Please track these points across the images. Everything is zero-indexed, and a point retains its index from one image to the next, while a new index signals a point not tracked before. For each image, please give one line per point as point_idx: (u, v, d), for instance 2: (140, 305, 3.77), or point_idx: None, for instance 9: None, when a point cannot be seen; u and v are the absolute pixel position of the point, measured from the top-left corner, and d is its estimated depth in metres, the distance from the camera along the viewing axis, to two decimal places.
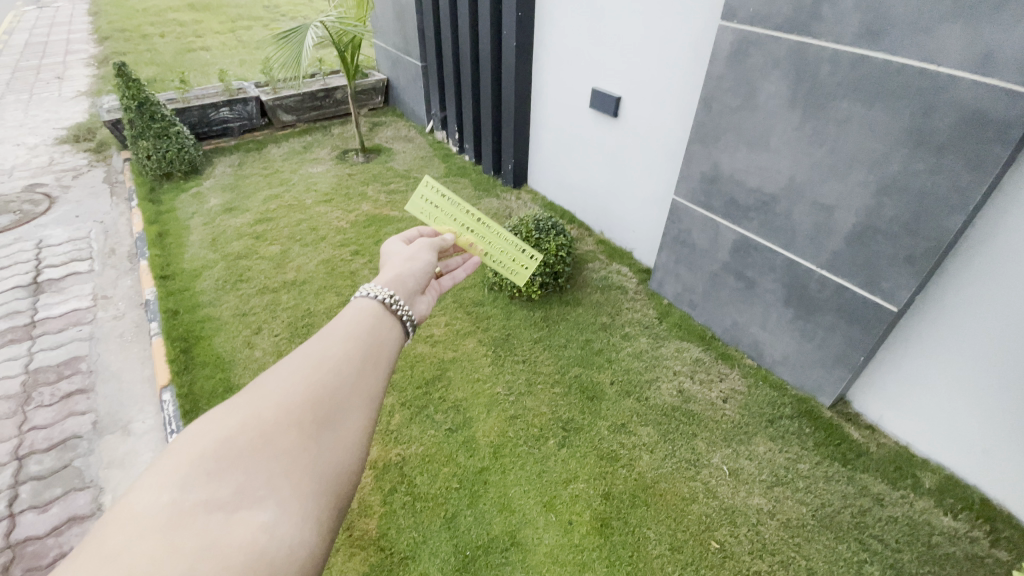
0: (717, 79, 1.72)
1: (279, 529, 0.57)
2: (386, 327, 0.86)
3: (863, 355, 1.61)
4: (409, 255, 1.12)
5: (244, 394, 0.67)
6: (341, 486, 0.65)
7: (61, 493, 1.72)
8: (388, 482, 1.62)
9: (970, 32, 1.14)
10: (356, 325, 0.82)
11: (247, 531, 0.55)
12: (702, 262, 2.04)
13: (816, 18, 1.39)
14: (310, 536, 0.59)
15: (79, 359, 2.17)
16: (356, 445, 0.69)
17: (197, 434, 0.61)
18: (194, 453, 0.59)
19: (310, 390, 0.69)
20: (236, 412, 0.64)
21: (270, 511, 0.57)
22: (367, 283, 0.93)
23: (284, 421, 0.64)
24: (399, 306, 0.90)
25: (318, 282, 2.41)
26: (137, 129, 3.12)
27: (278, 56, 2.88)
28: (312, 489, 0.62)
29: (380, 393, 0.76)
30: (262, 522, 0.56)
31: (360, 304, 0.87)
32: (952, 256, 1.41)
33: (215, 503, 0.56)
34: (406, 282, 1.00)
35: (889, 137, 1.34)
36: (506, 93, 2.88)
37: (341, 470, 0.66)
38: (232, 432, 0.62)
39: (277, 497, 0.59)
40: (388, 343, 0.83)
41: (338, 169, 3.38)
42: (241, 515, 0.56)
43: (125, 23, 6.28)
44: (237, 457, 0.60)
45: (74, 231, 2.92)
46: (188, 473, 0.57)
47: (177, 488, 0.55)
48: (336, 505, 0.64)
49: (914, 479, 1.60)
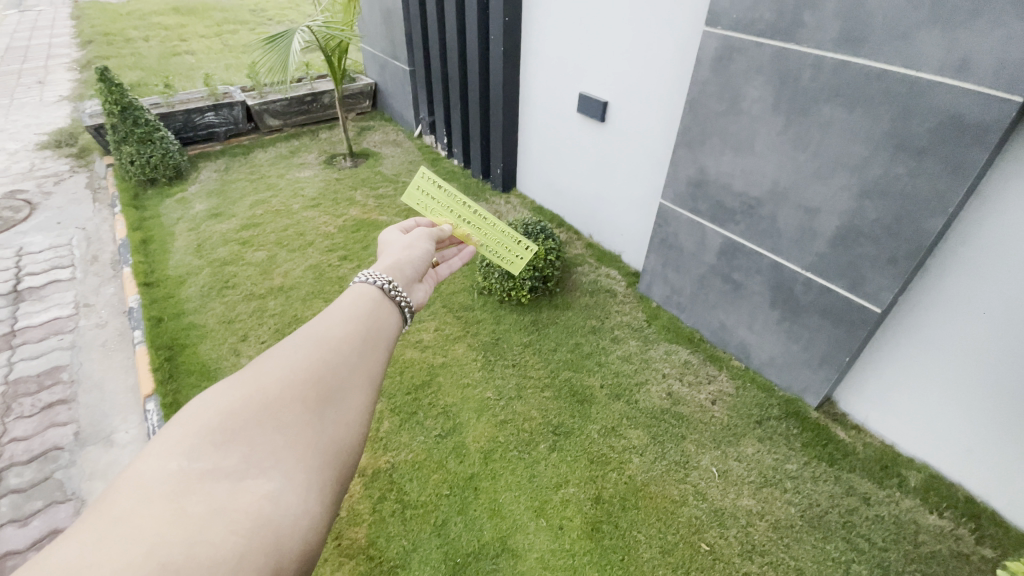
0: (702, 84, 1.73)
1: (285, 499, 0.58)
2: (386, 311, 0.86)
3: (848, 356, 1.63)
4: (406, 244, 1.13)
5: (248, 369, 0.67)
6: (344, 461, 0.66)
7: (42, 506, 1.68)
8: (377, 490, 1.61)
9: (947, 38, 1.16)
10: (357, 306, 0.83)
11: (254, 499, 0.56)
12: (689, 265, 2.05)
13: (798, 24, 1.41)
14: (315, 507, 0.60)
15: (60, 369, 2.13)
16: (358, 422, 0.70)
17: (202, 406, 0.62)
18: (200, 424, 0.60)
19: (313, 367, 0.70)
20: (240, 385, 0.65)
21: (275, 482, 0.58)
22: (365, 269, 0.93)
23: (288, 396, 0.65)
24: (398, 292, 0.90)
25: (306, 288, 2.39)
26: (120, 134, 3.08)
27: (264, 61, 2.87)
28: (316, 462, 0.63)
29: (381, 373, 0.77)
30: (268, 492, 0.57)
31: (359, 291, 0.86)
32: (933, 257, 1.43)
33: (222, 472, 0.57)
34: (403, 270, 1.01)
35: (870, 141, 1.36)
36: (494, 97, 2.88)
37: (343, 445, 0.67)
38: (237, 404, 0.62)
39: (282, 468, 0.60)
40: (388, 325, 0.84)
41: (326, 174, 3.36)
42: (248, 484, 0.57)
43: (109, 27, 6.20)
44: (242, 428, 0.61)
45: (56, 238, 2.87)
46: (194, 443, 0.58)
47: (183, 457, 0.56)
48: (339, 480, 0.65)
49: (899, 478, 1.62)
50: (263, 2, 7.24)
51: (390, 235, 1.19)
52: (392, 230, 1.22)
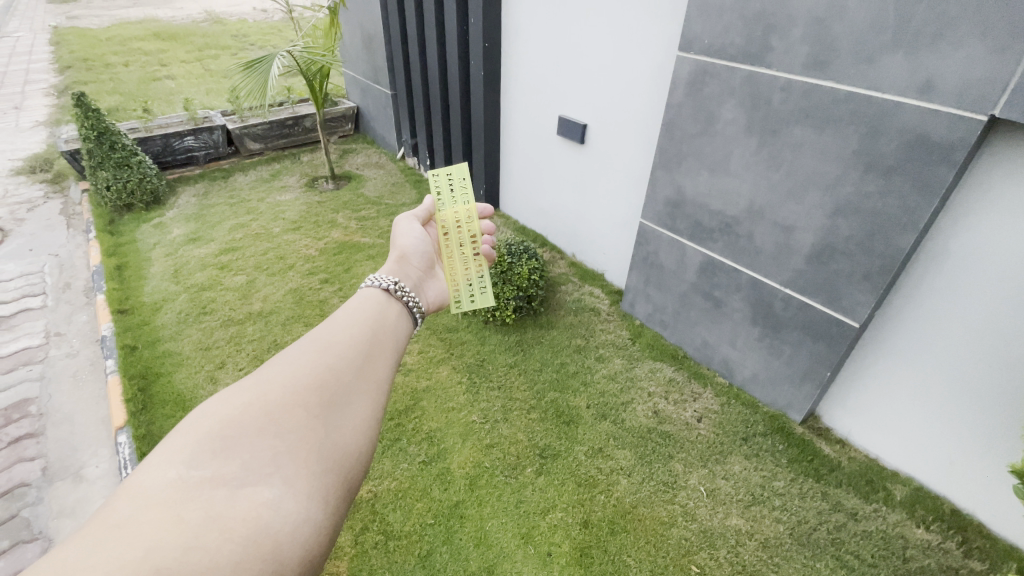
0: (677, 107, 1.77)
1: (285, 506, 0.56)
2: (394, 316, 0.89)
3: (829, 371, 1.64)
4: (408, 241, 1.14)
5: (252, 377, 0.67)
6: (348, 467, 0.65)
7: (6, 546, 1.59)
8: (359, 521, 1.56)
9: (911, 60, 1.20)
10: (361, 316, 0.84)
11: (252, 505, 0.54)
12: (671, 283, 2.07)
13: (767, 49, 1.45)
14: (316, 513, 0.58)
15: (29, 402, 2.05)
16: (363, 427, 0.69)
17: (204, 415, 0.61)
18: (200, 431, 0.59)
19: (317, 373, 0.70)
20: (243, 393, 0.64)
21: (276, 488, 0.57)
22: (373, 272, 0.97)
23: (290, 402, 0.65)
24: (405, 293, 0.94)
25: (286, 312, 2.35)
26: (96, 159, 3.04)
27: (243, 84, 2.86)
28: (319, 467, 0.61)
29: (387, 380, 0.77)
30: (267, 498, 0.56)
31: (366, 293, 0.90)
32: (908, 271, 1.47)
33: (221, 479, 0.55)
34: (409, 272, 1.07)
35: (841, 160, 1.40)
36: (475, 120, 2.92)
37: (348, 450, 0.66)
38: (239, 411, 0.62)
39: (283, 475, 0.58)
40: (394, 333, 0.85)
41: (307, 197, 3.35)
42: (247, 491, 0.55)
43: (87, 52, 6.17)
44: (243, 434, 0.60)
45: (27, 265, 2.79)
46: (194, 451, 0.57)
47: (183, 464, 0.55)
48: (344, 486, 0.63)
49: (886, 491, 1.62)
50: (245, 29, 7.29)
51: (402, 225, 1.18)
52: (404, 219, 1.19)
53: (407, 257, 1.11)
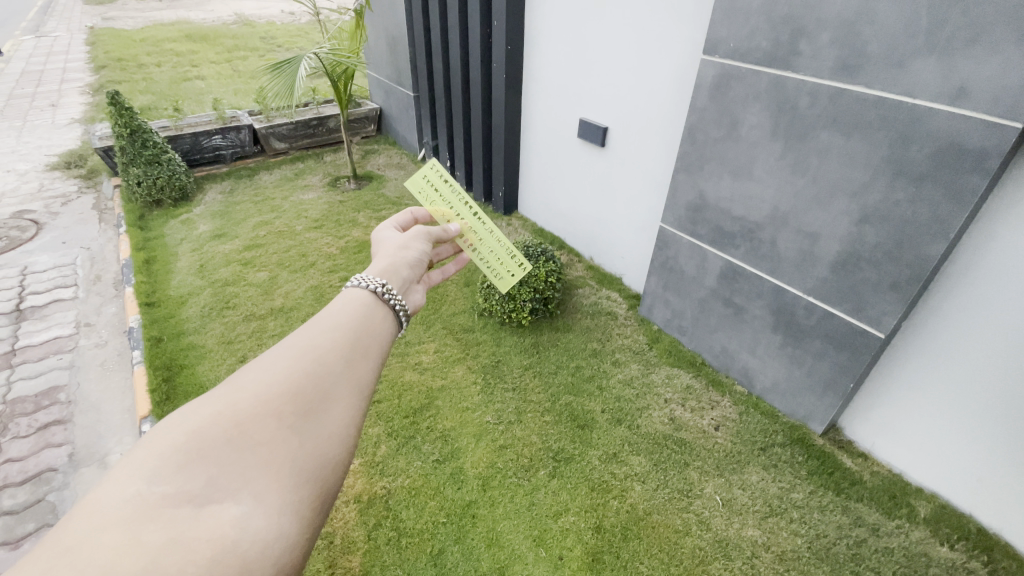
0: (700, 111, 1.76)
1: (254, 523, 0.53)
2: (381, 316, 0.81)
3: (853, 382, 1.61)
4: (403, 243, 1.05)
5: (223, 384, 0.62)
6: (326, 478, 0.61)
7: (33, 529, 1.64)
8: (373, 517, 1.57)
9: (944, 66, 1.17)
10: (346, 314, 0.77)
11: (216, 525, 0.51)
12: (691, 289, 2.05)
13: (794, 53, 1.43)
14: (289, 528, 0.55)
15: (58, 389, 2.11)
16: (343, 435, 0.65)
17: (167, 427, 0.56)
18: (163, 443, 0.54)
19: (293, 380, 0.64)
20: (211, 401, 0.59)
21: (244, 504, 0.53)
22: (360, 273, 0.88)
23: (262, 411, 0.60)
24: (391, 296, 0.85)
25: (306, 309, 2.39)
26: (128, 156, 3.13)
27: (271, 85, 2.92)
28: (292, 480, 0.57)
29: (372, 383, 0.71)
30: (235, 516, 0.52)
31: (350, 295, 0.82)
32: (938, 282, 1.43)
33: (184, 497, 0.51)
34: (400, 272, 0.95)
35: (868, 167, 1.37)
36: (496, 122, 2.93)
37: (324, 461, 0.62)
38: (206, 421, 0.57)
39: (252, 490, 0.55)
40: (381, 333, 0.79)
41: (329, 197, 3.40)
42: (211, 509, 0.51)
43: (122, 53, 6.38)
44: (211, 447, 0.55)
45: (60, 258, 2.89)
46: (156, 465, 0.53)
47: (143, 480, 0.51)
48: (321, 496, 0.60)
49: (909, 508, 1.57)
50: (274, 31, 7.45)
51: (380, 236, 1.10)
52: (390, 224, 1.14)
53: (401, 255, 1.00)
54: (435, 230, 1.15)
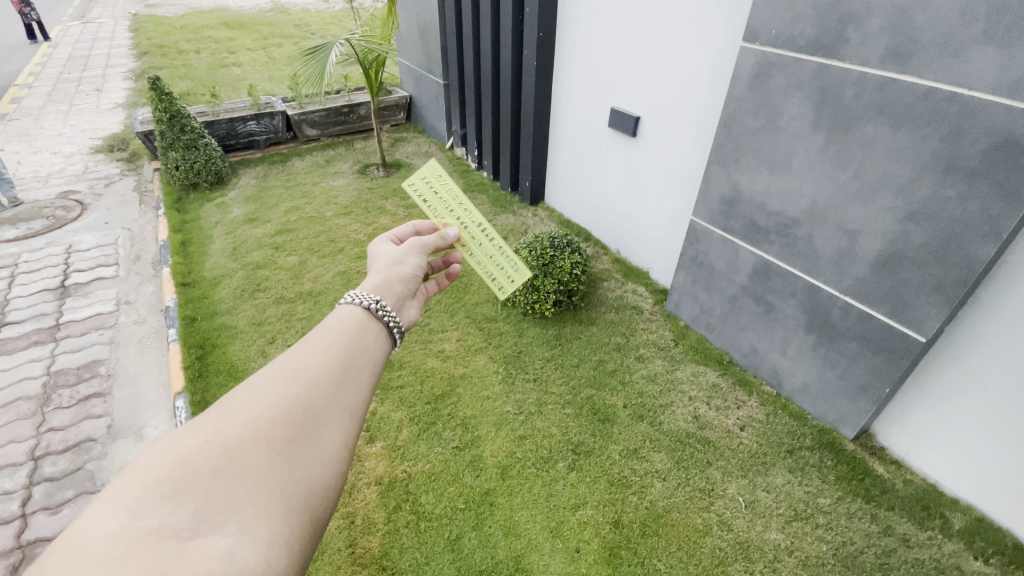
0: (738, 100, 1.70)
1: (241, 557, 0.51)
2: (374, 333, 0.80)
3: (888, 387, 1.55)
4: (395, 257, 1.03)
5: (210, 411, 0.61)
6: (316, 504, 0.60)
7: (72, 495, 1.72)
8: (393, 499, 1.60)
9: (1003, 55, 1.10)
10: (338, 332, 0.76)
11: (203, 559, 0.49)
12: (721, 285, 2.00)
13: (841, 40, 1.36)
14: (279, 559, 0.54)
15: (99, 363, 2.21)
16: (332, 460, 0.63)
17: (151, 457, 0.54)
18: (146, 476, 0.52)
19: (283, 405, 0.63)
20: (197, 430, 0.58)
21: (230, 536, 0.52)
22: (354, 288, 0.86)
23: (249, 438, 0.58)
24: (386, 312, 0.84)
25: (333, 293, 2.44)
26: (168, 140, 3.23)
27: (303, 71, 2.94)
28: (281, 509, 0.56)
29: (362, 405, 0.70)
30: (220, 551, 0.50)
31: (344, 312, 0.80)
32: (986, 286, 1.35)
33: (169, 530, 0.50)
34: (393, 287, 0.93)
35: (916, 162, 1.30)
36: (525, 111, 2.90)
37: (314, 488, 0.60)
38: (192, 450, 0.55)
39: (240, 520, 0.53)
40: (373, 350, 0.78)
41: (358, 183, 3.44)
42: (197, 542, 0.50)
43: (163, 40, 6.57)
44: (197, 477, 0.54)
45: (103, 237, 3.01)
46: (140, 497, 0.51)
47: (127, 513, 0.49)
48: (310, 524, 0.58)
49: (943, 519, 1.51)
50: (309, 19, 7.56)
51: (376, 250, 1.08)
52: (378, 240, 1.13)
53: (393, 271, 0.98)
54: (432, 239, 1.12)
